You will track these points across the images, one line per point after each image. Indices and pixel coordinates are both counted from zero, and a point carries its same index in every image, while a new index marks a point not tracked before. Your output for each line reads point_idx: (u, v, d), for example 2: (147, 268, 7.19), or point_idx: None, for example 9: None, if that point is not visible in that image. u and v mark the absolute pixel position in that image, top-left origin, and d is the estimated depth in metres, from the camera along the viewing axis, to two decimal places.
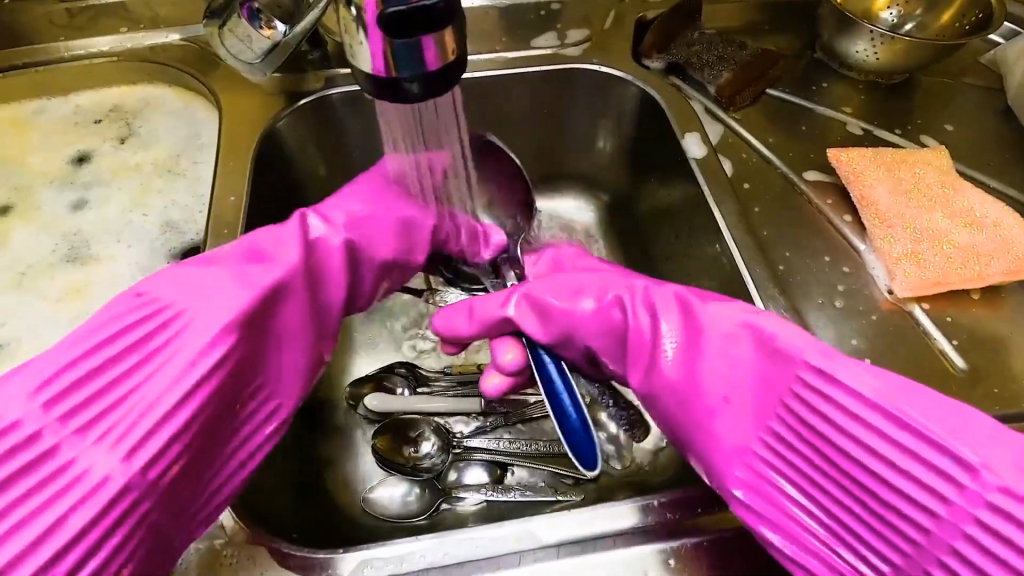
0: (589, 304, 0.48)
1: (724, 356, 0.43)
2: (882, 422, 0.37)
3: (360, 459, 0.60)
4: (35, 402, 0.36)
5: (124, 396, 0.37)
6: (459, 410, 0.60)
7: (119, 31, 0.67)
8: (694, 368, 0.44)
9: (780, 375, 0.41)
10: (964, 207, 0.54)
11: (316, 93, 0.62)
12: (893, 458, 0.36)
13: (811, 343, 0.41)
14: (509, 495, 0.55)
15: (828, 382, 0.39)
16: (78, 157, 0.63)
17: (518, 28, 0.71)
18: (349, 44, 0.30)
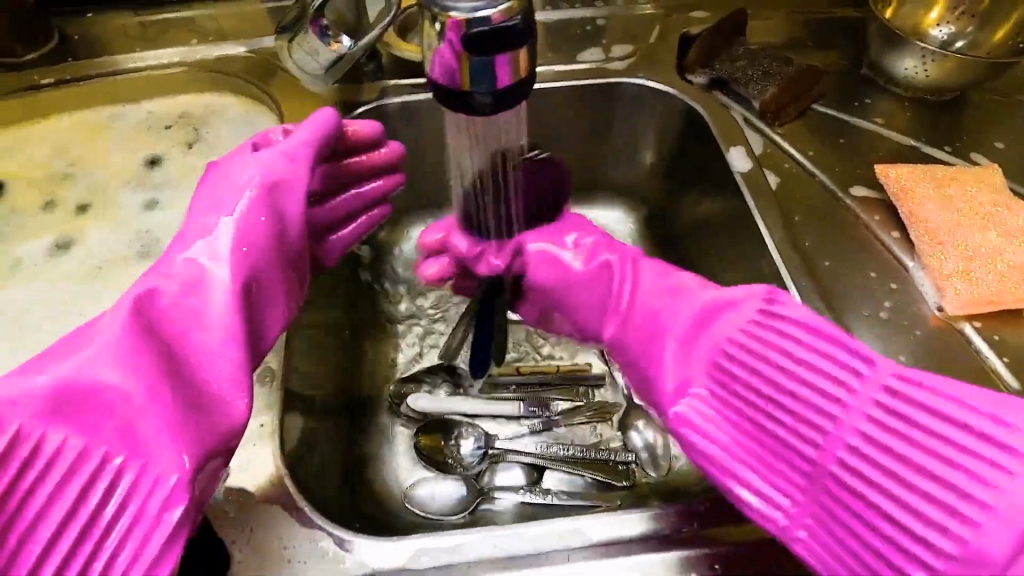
0: (575, 263, 0.53)
1: (684, 305, 0.48)
2: (814, 339, 0.41)
3: (395, 456, 0.62)
4: None
5: None
6: (496, 412, 0.62)
7: (189, 43, 0.72)
8: (666, 315, 0.48)
9: (723, 318, 0.45)
10: (1017, 226, 0.53)
11: (372, 103, 0.65)
12: (809, 368, 0.40)
13: (753, 292, 0.45)
14: (546, 497, 0.57)
15: (773, 317, 0.43)
16: (149, 160, 0.67)
17: (564, 43, 0.73)
18: (430, 59, 0.32)
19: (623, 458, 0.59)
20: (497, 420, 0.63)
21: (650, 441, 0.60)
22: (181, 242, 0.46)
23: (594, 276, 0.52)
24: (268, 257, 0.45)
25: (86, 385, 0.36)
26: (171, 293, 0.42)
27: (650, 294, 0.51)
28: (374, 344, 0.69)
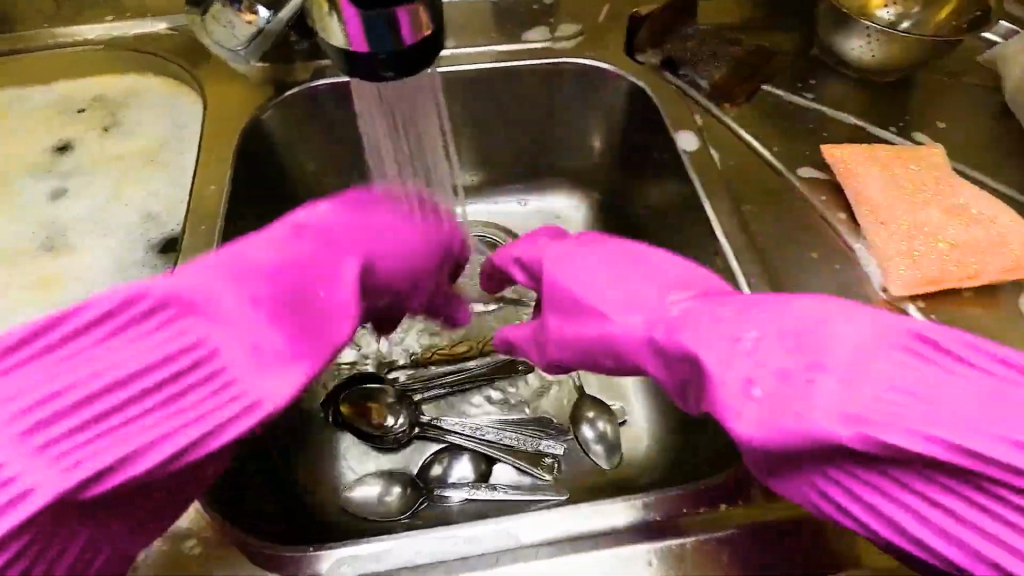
0: (639, 319, 0.43)
1: (755, 358, 0.35)
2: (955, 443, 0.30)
3: (344, 453, 0.59)
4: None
5: (108, 419, 0.34)
6: (430, 396, 0.61)
7: (104, 19, 0.66)
8: (732, 363, 0.35)
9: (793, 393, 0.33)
10: (958, 203, 0.52)
11: (302, 83, 0.61)
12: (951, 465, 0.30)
13: (825, 332, 0.34)
14: (491, 492, 0.54)
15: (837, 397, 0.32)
16: (60, 146, 0.62)
17: (510, 22, 0.70)
18: (321, 19, 0.29)
19: (549, 449, 0.57)
20: (432, 405, 0.61)
21: (600, 432, 0.58)
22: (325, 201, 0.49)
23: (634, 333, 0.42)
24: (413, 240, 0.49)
25: (184, 311, 0.38)
26: (247, 302, 0.40)
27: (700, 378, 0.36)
28: None
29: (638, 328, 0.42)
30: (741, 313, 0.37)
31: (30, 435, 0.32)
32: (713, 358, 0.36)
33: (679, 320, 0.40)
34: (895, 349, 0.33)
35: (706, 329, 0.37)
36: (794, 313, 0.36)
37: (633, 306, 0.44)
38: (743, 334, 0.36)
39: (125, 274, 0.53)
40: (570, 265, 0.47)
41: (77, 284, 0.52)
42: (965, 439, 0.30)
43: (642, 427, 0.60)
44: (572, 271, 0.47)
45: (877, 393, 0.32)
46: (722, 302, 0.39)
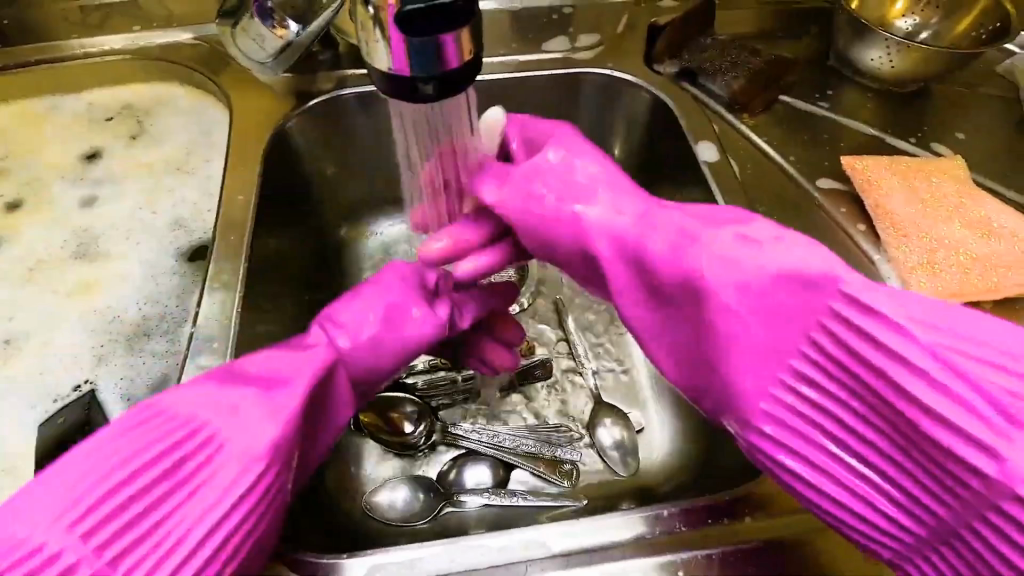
0: (596, 212, 0.39)
1: (767, 240, 0.36)
2: (945, 374, 0.31)
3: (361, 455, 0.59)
4: (66, 525, 0.33)
5: (148, 523, 0.34)
6: (450, 401, 0.61)
7: (131, 28, 0.67)
8: (735, 266, 0.35)
9: (810, 304, 0.34)
10: (979, 217, 0.53)
11: (327, 93, 0.62)
12: (950, 403, 0.31)
13: (841, 265, 0.34)
14: (508, 498, 0.54)
15: (863, 314, 0.33)
16: (89, 154, 0.63)
17: (530, 31, 0.70)
18: (365, 42, 0.30)
19: (567, 455, 0.58)
20: (450, 409, 0.62)
21: (618, 439, 0.59)
22: (355, 289, 0.46)
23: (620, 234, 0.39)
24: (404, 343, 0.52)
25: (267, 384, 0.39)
26: (252, 391, 0.39)
27: (677, 243, 0.38)
28: None
29: (636, 244, 0.39)
30: (741, 239, 0.36)
31: (86, 539, 0.33)
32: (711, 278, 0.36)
33: (698, 241, 0.37)
34: (923, 333, 0.32)
35: (716, 241, 0.36)
36: (792, 247, 0.35)
37: (627, 216, 0.40)
38: (760, 265, 0.35)
39: (155, 281, 0.54)
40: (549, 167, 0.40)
41: (109, 291, 0.54)
42: (954, 420, 0.30)
43: (660, 434, 0.61)
44: (570, 175, 0.41)
45: (866, 344, 0.33)
46: (714, 223, 0.38)
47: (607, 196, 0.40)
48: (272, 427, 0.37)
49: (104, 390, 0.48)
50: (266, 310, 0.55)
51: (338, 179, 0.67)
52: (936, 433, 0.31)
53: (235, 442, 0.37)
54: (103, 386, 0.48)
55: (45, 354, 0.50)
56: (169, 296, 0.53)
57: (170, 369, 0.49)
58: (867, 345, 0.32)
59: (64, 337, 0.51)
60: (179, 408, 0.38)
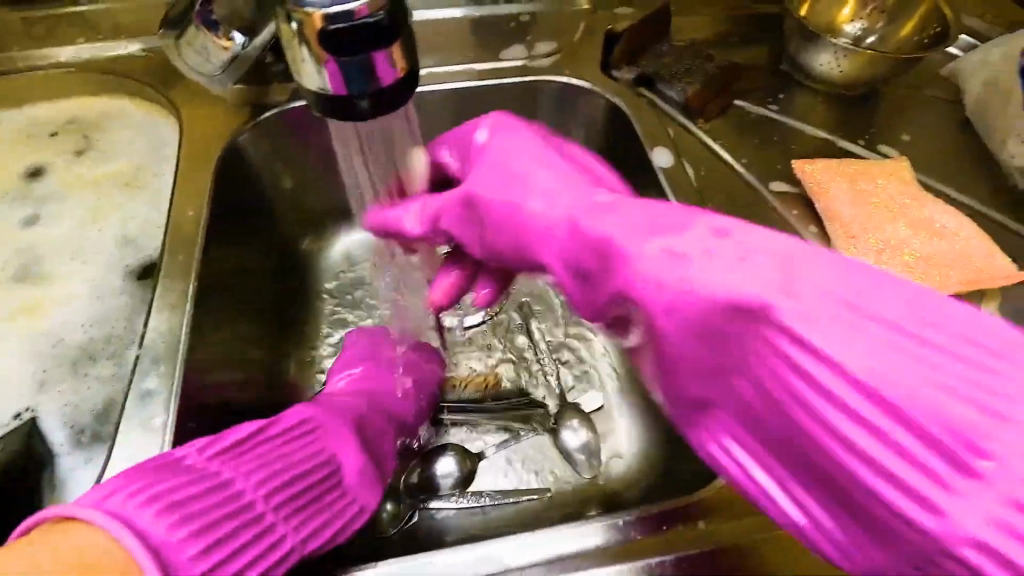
0: (537, 205, 0.40)
1: (693, 246, 0.33)
2: (881, 413, 0.26)
3: None
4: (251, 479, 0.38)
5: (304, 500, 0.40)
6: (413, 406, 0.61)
7: (76, 41, 0.65)
8: (660, 282, 0.33)
9: (750, 336, 0.30)
10: (923, 218, 0.54)
11: (281, 104, 0.61)
12: (877, 427, 0.26)
13: (805, 259, 0.29)
14: (476, 500, 0.55)
15: (807, 353, 0.28)
16: (32, 171, 0.61)
17: (488, 39, 0.70)
18: (293, 61, 0.29)
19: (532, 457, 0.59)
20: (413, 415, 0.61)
21: (583, 441, 0.59)
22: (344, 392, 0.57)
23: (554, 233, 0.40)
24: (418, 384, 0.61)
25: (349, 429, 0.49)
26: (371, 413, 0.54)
27: (609, 257, 0.36)
28: (296, 357, 0.64)
29: (581, 238, 0.38)
30: (710, 232, 0.33)
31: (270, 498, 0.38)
32: (655, 277, 0.33)
33: (653, 231, 0.34)
34: (880, 344, 0.27)
35: (637, 254, 0.34)
36: (722, 263, 0.31)
37: (582, 214, 0.38)
38: (726, 267, 0.31)
39: (101, 301, 0.53)
40: (510, 172, 0.42)
41: (52, 314, 0.52)
42: (905, 413, 0.26)
43: (625, 433, 0.61)
44: (536, 185, 0.41)
45: (839, 317, 0.28)
46: (684, 218, 0.34)
47: (550, 195, 0.40)
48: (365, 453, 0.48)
49: (46, 418, 0.46)
50: (222, 326, 0.54)
51: (297, 192, 0.66)
52: (886, 442, 0.26)
53: (359, 469, 0.46)
54: (45, 414, 0.47)
55: None
56: (117, 318, 0.52)
57: (115, 395, 0.48)
58: (839, 325, 0.27)
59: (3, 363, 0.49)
60: (325, 424, 0.47)
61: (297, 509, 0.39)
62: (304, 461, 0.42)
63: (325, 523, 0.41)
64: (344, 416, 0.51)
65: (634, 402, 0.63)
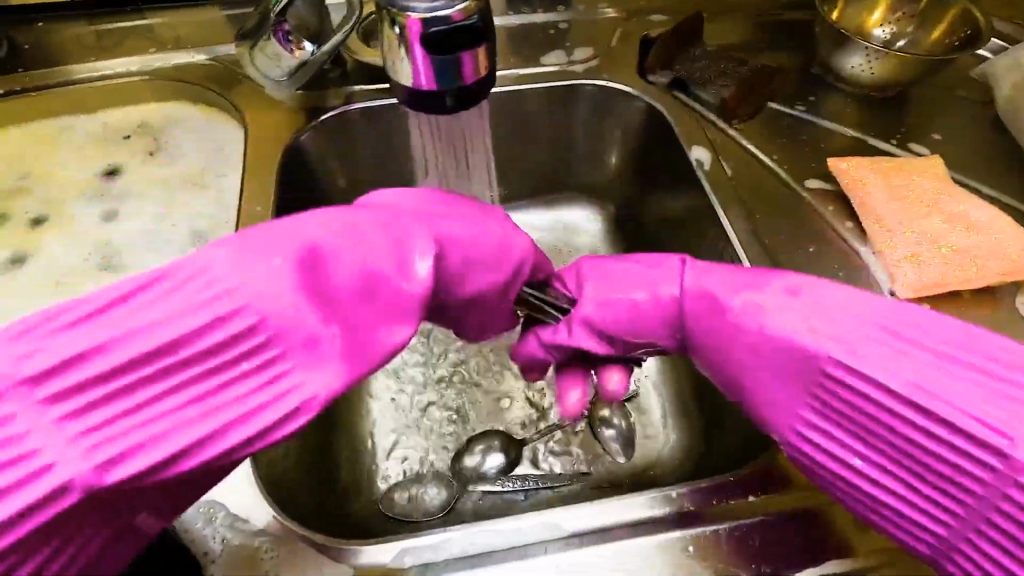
0: (643, 294, 0.47)
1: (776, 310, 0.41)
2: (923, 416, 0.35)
3: (377, 446, 0.62)
4: (45, 414, 0.31)
5: (135, 411, 0.32)
6: (461, 392, 0.64)
7: (146, 51, 0.70)
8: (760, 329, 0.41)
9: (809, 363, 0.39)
10: (958, 212, 0.56)
11: (337, 108, 0.65)
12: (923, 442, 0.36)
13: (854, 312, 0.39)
14: (517, 484, 0.56)
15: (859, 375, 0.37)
16: (108, 171, 0.65)
17: (529, 46, 0.74)
18: (391, 61, 0.32)
19: (572, 443, 0.61)
20: (460, 403, 0.64)
21: (618, 430, 0.60)
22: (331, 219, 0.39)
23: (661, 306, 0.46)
24: (483, 244, 0.45)
25: (318, 293, 0.36)
26: (310, 270, 0.36)
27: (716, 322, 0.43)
28: None
29: (686, 303, 0.45)
30: (776, 311, 0.41)
31: (50, 405, 0.31)
32: (760, 324, 0.41)
33: (732, 330, 0.42)
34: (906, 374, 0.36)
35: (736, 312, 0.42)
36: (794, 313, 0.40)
37: (696, 300, 0.45)
38: (835, 308, 0.40)
39: None
40: (609, 278, 0.48)
41: None
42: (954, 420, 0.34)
43: (663, 423, 0.63)
44: (631, 278, 0.48)
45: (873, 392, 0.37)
46: (756, 287, 0.42)
47: (640, 282, 0.47)
48: (323, 338, 0.35)
49: None
50: None
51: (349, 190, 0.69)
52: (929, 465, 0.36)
53: (305, 350, 0.35)
54: None
55: None
56: None
57: None
58: (877, 401, 0.36)
59: None
60: (215, 279, 0.34)
61: (111, 412, 0.32)
62: (169, 361, 0.33)
63: (228, 425, 0.33)
64: (309, 291, 0.35)
65: (671, 392, 0.65)
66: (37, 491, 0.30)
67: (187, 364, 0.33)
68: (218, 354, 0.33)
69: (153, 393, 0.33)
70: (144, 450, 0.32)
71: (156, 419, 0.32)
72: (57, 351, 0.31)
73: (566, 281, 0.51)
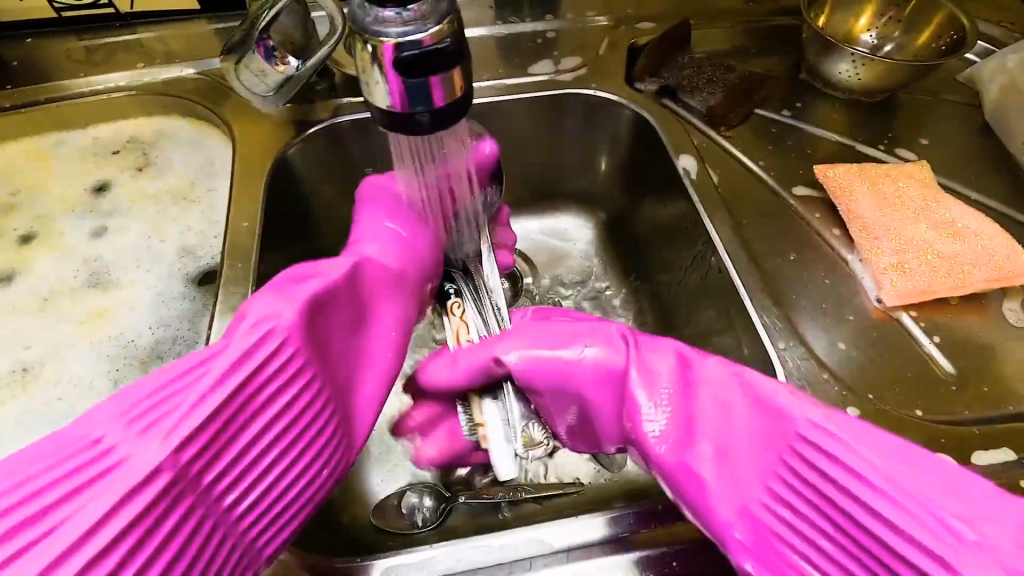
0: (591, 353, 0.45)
1: (719, 396, 0.41)
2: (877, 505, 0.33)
3: (367, 460, 0.61)
4: (139, 435, 0.34)
5: (217, 415, 0.35)
6: None
7: (134, 65, 0.70)
8: (713, 405, 0.41)
9: (778, 451, 0.38)
10: (945, 218, 0.56)
11: (325, 121, 0.65)
12: (881, 534, 0.33)
13: (803, 397, 0.39)
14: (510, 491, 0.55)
15: (827, 460, 0.35)
16: (98, 187, 0.65)
17: (517, 55, 0.74)
18: (365, 81, 0.32)
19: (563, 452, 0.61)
20: None
21: None
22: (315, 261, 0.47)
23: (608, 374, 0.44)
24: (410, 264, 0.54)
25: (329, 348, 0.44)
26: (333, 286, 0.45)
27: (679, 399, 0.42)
28: None
29: (593, 388, 0.44)
30: (719, 402, 0.41)
31: (146, 435, 0.34)
32: (711, 400, 0.41)
33: (685, 442, 0.40)
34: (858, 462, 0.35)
35: (701, 391, 0.42)
36: (764, 397, 0.39)
37: (660, 371, 0.43)
38: (771, 392, 0.39)
39: (166, 306, 0.57)
40: (552, 332, 0.47)
41: (122, 318, 0.56)
42: (912, 534, 0.32)
43: None
44: (551, 341, 0.46)
45: (813, 483, 0.36)
46: (693, 388, 0.42)
47: (588, 339, 0.46)
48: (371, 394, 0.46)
49: None
50: None
51: (339, 202, 0.69)
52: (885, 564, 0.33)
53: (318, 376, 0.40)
54: None
55: (60, 380, 0.53)
56: (182, 321, 0.56)
57: None
58: (820, 495, 0.35)
59: (80, 362, 0.54)
60: (291, 321, 0.40)
61: (223, 435, 0.35)
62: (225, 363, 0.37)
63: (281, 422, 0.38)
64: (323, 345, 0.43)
65: None
66: (125, 484, 0.31)
67: (243, 355, 0.37)
68: (255, 344, 0.38)
69: (203, 389, 0.36)
70: (222, 442, 0.35)
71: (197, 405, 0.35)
72: (141, 395, 0.35)
73: (475, 357, 0.48)
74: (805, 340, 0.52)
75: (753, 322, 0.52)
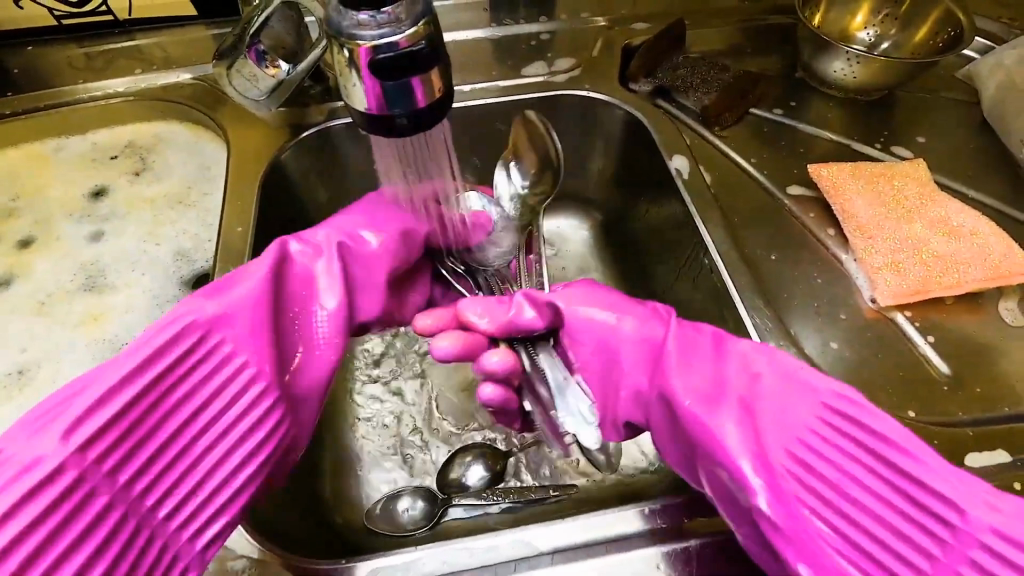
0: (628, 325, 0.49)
1: (745, 365, 0.43)
2: (882, 464, 0.37)
3: (361, 462, 0.61)
4: (53, 435, 0.35)
5: (140, 412, 0.37)
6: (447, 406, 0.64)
7: (133, 72, 0.71)
8: (735, 370, 0.43)
9: (800, 414, 0.41)
10: (939, 217, 0.55)
11: (319, 124, 0.65)
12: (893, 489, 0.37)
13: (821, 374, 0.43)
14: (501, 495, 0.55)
15: (846, 422, 0.39)
16: (95, 192, 0.66)
17: (511, 57, 0.74)
18: (343, 85, 0.32)
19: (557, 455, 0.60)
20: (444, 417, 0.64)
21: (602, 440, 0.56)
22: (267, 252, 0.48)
23: (642, 340, 0.48)
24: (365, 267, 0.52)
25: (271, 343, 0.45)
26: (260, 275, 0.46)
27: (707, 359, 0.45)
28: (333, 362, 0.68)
29: (624, 353, 0.48)
30: (746, 370, 0.43)
31: (67, 438, 0.35)
32: (740, 358, 0.44)
33: (713, 397, 0.42)
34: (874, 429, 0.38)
35: (728, 352, 0.44)
36: (786, 367, 0.43)
37: (689, 336, 0.46)
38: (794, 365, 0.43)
39: (160, 309, 0.58)
40: (591, 299, 0.50)
41: (116, 320, 0.57)
42: (934, 488, 0.36)
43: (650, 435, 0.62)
44: (593, 306, 0.50)
45: (836, 442, 0.39)
46: (720, 355, 0.45)
47: (624, 310, 0.50)
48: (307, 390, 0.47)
49: None
50: None
51: (334, 205, 0.70)
52: (901, 513, 0.36)
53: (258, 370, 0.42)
54: None
55: (55, 383, 0.54)
56: None
57: None
58: (839, 450, 0.39)
59: (74, 365, 0.55)
60: (214, 318, 0.42)
61: (126, 428, 0.36)
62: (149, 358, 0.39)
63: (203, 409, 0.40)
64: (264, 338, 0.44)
65: None
66: (37, 480, 0.33)
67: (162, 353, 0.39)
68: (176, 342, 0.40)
69: (115, 383, 0.37)
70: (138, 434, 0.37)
71: (129, 399, 0.37)
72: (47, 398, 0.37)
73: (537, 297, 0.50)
74: (797, 341, 0.51)
75: (744, 323, 0.52)
